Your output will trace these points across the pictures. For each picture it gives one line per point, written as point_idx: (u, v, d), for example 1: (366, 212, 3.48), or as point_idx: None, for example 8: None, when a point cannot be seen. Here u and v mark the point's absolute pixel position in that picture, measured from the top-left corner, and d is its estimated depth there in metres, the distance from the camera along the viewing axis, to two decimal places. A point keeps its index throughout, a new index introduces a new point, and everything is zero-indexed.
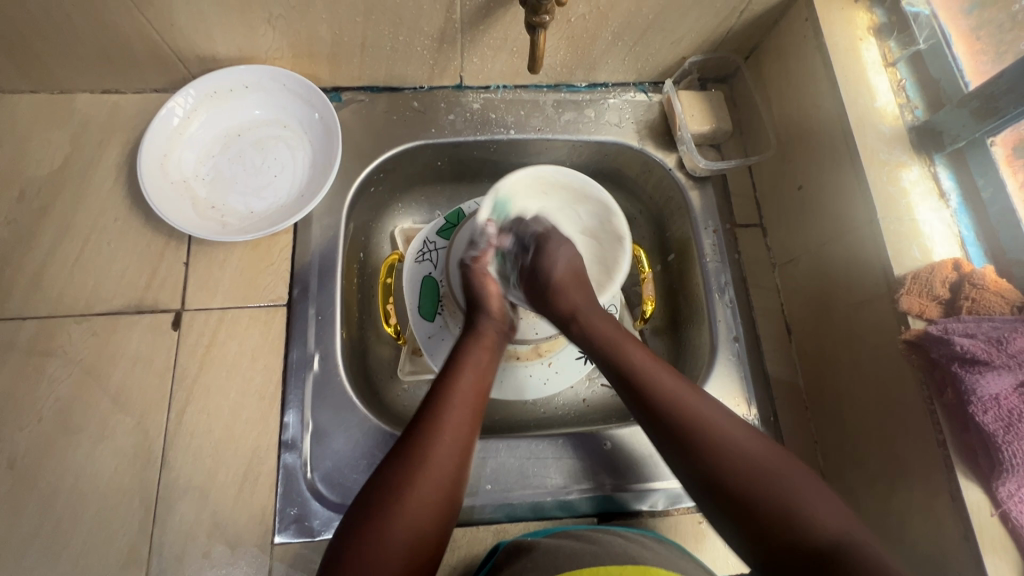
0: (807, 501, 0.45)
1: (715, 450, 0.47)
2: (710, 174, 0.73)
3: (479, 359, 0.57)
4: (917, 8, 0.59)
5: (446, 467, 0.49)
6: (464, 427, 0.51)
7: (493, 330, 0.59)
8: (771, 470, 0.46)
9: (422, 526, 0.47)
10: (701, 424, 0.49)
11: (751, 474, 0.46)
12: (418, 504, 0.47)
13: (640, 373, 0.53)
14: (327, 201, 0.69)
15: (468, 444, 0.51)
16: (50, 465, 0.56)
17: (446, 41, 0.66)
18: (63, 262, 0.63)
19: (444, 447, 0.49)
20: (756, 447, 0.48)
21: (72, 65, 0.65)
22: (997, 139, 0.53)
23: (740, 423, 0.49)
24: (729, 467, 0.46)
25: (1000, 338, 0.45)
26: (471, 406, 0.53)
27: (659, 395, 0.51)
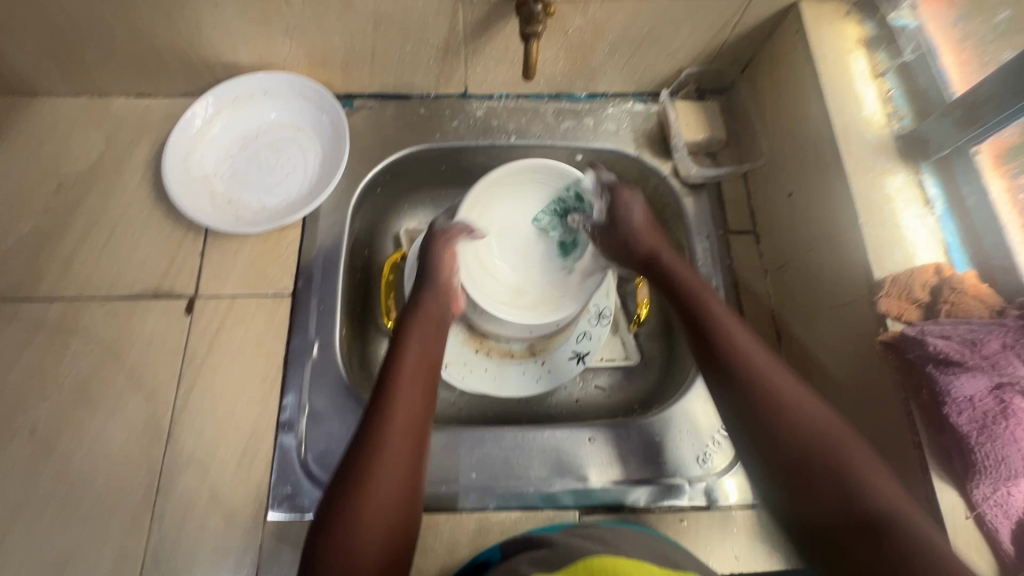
0: (868, 473, 0.45)
1: (807, 436, 0.48)
2: (704, 182, 0.75)
3: (421, 337, 0.60)
4: (904, 22, 0.61)
5: (402, 442, 0.52)
6: (413, 405, 0.54)
7: (434, 306, 0.62)
8: (839, 450, 0.47)
9: (389, 501, 0.49)
10: (781, 402, 0.50)
11: (824, 451, 0.47)
12: (381, 482, 0.50)
13: (709, 316, 0.57)
14: (335, 199, 0.73)
15: (420, 419, 0.54)
16: (67, 434, 0.60)
17: (450, 51, 0.70)
18: (91, 249, 0.68)
19: (397, 425, 0.52)
20: (826, 418, 0.49)
21: (109, 70, 0.71)
22: (982, 147, 0.54)
23: (807, 388, 0.51)
24: (805, 436, 0.48)
25: (974, 340, 0.45)
26: (419, 384, 0.57)
27: (744, 356, 0.53)
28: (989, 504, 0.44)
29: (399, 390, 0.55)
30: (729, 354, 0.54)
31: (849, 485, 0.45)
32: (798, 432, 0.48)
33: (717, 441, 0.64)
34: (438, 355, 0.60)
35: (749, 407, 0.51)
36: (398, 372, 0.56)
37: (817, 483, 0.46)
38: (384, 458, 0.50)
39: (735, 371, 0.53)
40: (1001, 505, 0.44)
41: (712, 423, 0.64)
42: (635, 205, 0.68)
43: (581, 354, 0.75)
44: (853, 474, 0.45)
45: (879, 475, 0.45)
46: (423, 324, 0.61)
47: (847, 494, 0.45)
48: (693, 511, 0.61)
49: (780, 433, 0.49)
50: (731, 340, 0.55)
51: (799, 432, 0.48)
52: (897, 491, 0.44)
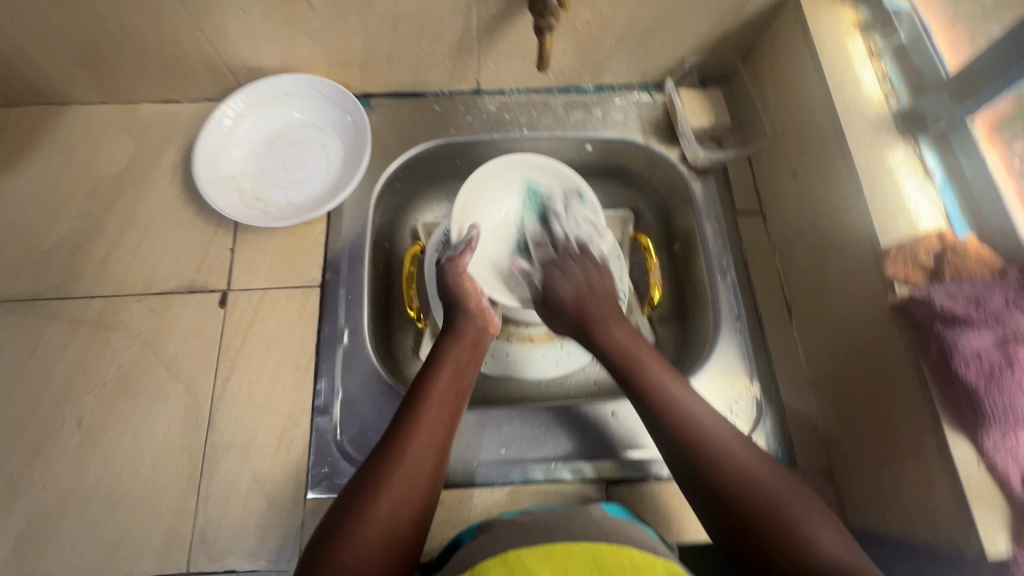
0: (815, 530, 0.48)
1: (733, 490, 0.51)
2: (711, 166, 0.78)
3: (461, 357, 0.63)
4: (898, 5, 0.64)
5: (429, 448, 0.54)
6: (446, 414, 0.57)
7: (474, 330, 0.66)
8: (776, 502, 0.49)
9: (407, 505, 0.51)
10: (714, 451, 0.53)
11: (758, 504, 0.49)
12: (405, 485, 0.52)
13: (651, 384, 0.59)
14: (357, 194, 0.76)
15: (449, 434, 0.57)
16: (111, 425, 0.63)
17: (464, 48, 0.73)
18: (126, 249, 0.71)
19: (427, 433, 0.55)
20: (763, 469, 0.52)
21: (138, 77, 0.74)
22: (977, 117, 0.57)
23: (738, 436, 0.55)
24: (735, 484, 0.51)
25: (978, 298, 0.48)
26: (453, 397, 0.59)
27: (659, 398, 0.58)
28: (1000, 451, 0.46)
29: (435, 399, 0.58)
30: (679, 417, 0.56)
31: (785, 535, 0.47)
32: (739, 486, 0.51)
33: (737, 410, 0.66)
34: (472, 377, 0.63)
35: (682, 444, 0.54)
36: (435, 384, 0.59)
37: (753, 532, 0.48)
38: (405, 459, 0.53)
39: (680, 441, 0.54)
40: (1012, 451, 0.46)
41: (731, 395, 0.67)
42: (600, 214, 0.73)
43: None
44: (800, 528, 0.48)
45: (822, 527, 0.48)
46: (462, 344, 0.65)
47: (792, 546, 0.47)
48: None
49: (722, 492, 0.51)
50: (672, 404, 0.57)
51: (731, 492, 0.51)
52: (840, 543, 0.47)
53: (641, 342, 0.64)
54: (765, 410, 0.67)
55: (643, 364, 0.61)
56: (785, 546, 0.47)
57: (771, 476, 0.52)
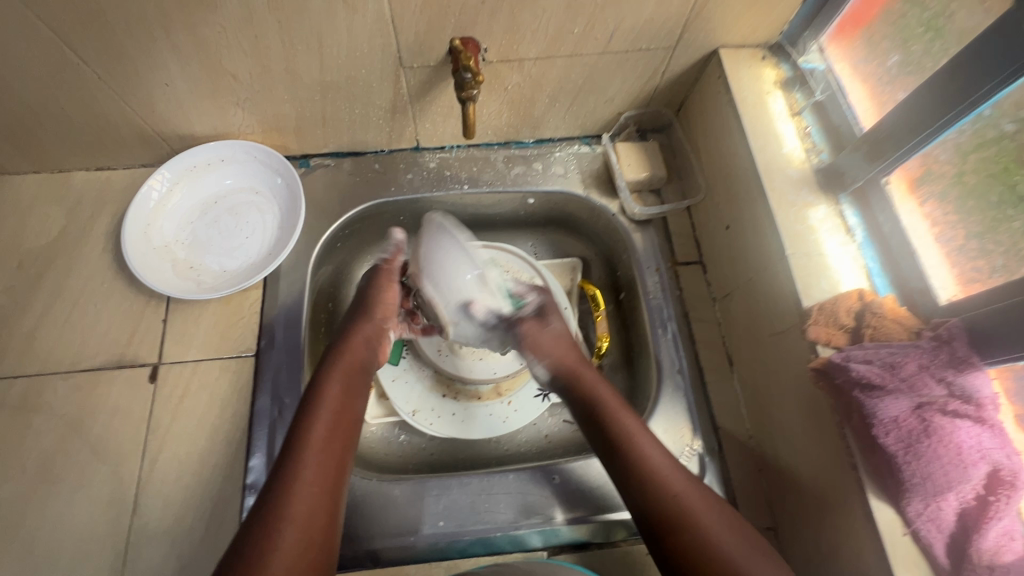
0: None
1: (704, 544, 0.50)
2: (651, 217, 0.79)
3: (345, 378, 0.60)
4: (813, 65, 0.66)
5: (322, 486, 0.51)
6: (331, 443, 0.54)
7: (360, 348, 0.64)
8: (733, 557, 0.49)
9: (305, 555, 0.47)
10: (685, 511, 0.52)
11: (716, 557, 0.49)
12: (301, 532, 0.47)
13: (629, 441, 0.57)
14: (294, 258, 0.75)
15: (342, 466, 0.54)
16: (31, 514, 0.61)
17: (398, 111, 0.73)
18: (53, 324, 0.69)
19: (317, 469, 0.51)
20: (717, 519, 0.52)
21: (68, 148, 0.73)
22: (890, 177, 0.58)
23: (691, 481, 0.55)
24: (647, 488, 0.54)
25: (893, 364, 0.48)
26: (342, 425, 0.56)
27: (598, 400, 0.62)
28: (923, 520, 0.46)
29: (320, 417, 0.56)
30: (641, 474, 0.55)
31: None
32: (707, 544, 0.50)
33: None
34: (361, 399, 0.60)
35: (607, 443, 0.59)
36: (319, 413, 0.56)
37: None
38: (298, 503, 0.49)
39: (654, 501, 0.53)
40: (934, 520, 0.46)
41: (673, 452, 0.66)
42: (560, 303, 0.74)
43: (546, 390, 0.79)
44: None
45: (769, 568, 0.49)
46: (347, 366, 0.61)
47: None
48: None
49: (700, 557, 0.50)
50: (640, 458, 0.56)
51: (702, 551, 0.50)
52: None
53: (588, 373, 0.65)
54: (707, 467, 0.65)
55: (619, 423, 0.59)
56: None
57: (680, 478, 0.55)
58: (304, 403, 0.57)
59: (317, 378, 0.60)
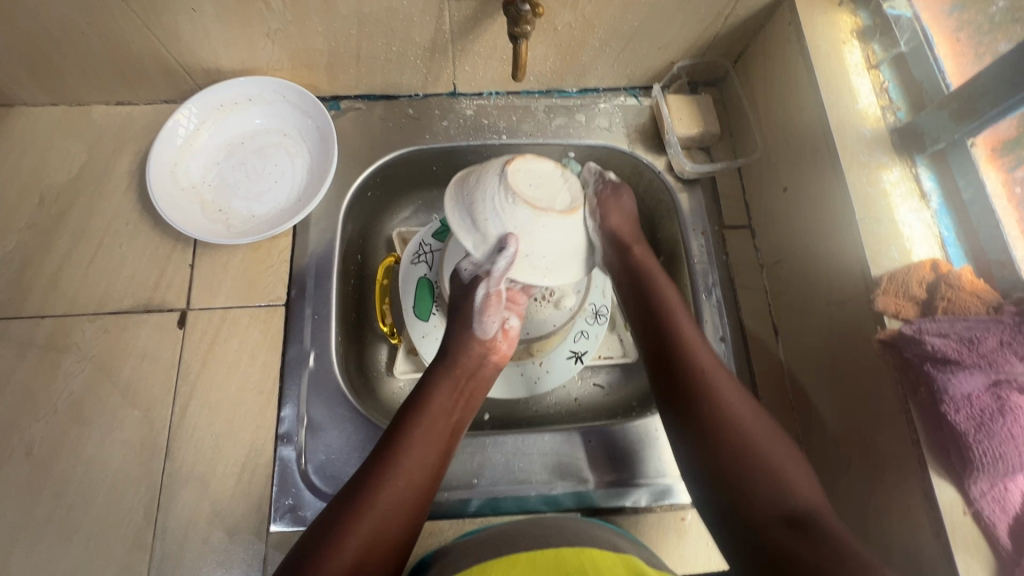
0: (789, 470, 0.49)
1: (738, 439, 0.51)
2: (699, 177, 0.75)
3: (454, 388, 0.59)
4: (899, 12, 0.60)
5: (409, 490, 0.51)
6: (424, 449, 0.54)
7: (470, 359, 0.61)
8: (759, 445, 0.50)
9: (378, 548, 0.48)
10: (712, 393, 0.54)
11: (744, 448, 0.50)
12: (379, 526, 0.48)
13: (713, 389, 0.54)
14: (325, 205, 0.72)
15: (433, 477, 0.53)
16: (64, 454, 0.60)
17: (437, 50, 0.68)
18: (78, 265, 0.67)
19: (411, 470, 0.52)
20: (754, 416, 0.53)
21: (87, 79, 0.69)
22: (978, 139, 0.53)
23: (740, 391, 0.55)
24: (722, 420, 0.52)
25: (971, 338, 0.45)
26: (445, 433, 0.56)
27: (687, 344, 0.57)
28: (988, 500, 0.45)
29: (425, 419, 0.56)
30: (700, 379, 0.55)
31: (768, 471, 0.49)
32: (743, 438, 0.51)
33: None
34: (466, 414, 0.59)
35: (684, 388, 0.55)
36: (428, 418, 0.56)
37: (745, 488, 0.49)
38: (385, 495, 0.50)
39: (705, 419, 0.53)
40: (1000, 500, 0.44)
41: None
42: (617, 211, 0.63)
43: (580, 353, 0.73)
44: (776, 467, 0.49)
45: (800, 470, 0.50)
46: (451, 375, 0.60)
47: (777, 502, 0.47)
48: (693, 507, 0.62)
49: (731, 445, 0.51)
50: (703, 353, 0.57)
51: (742, 452, 0.50)
52: (814, 487, 0.49)
53: (683, 310, 0.61)
54: None
55: (691, 346, 0.57)
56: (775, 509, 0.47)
57: (771, 436, 0.52)
58: (411, 402, 0.57)
59: (427, 378, 0.60)
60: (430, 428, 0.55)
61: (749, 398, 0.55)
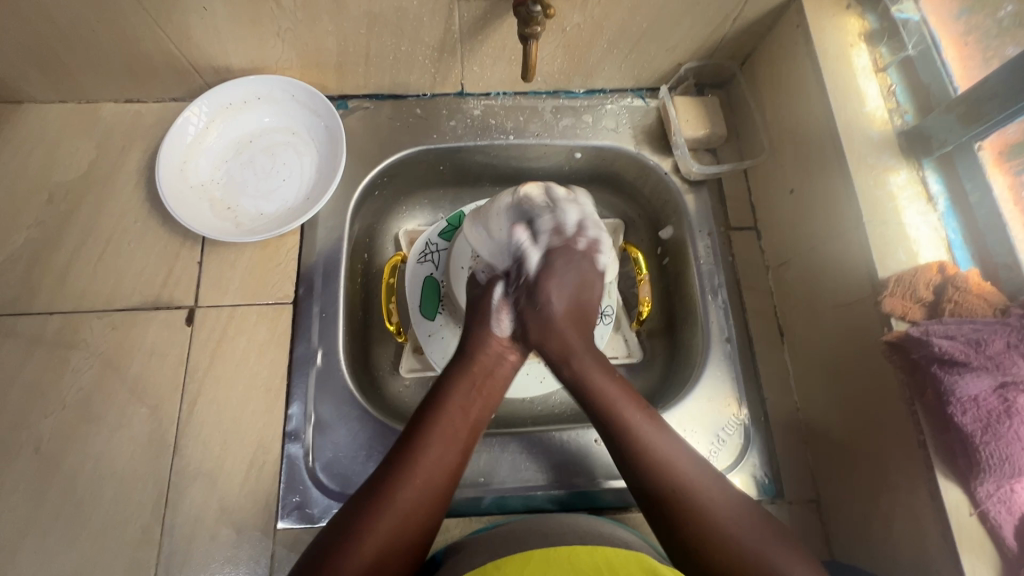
0: (778, 560, 0.48)
1: (709, 539, 0.48)
2: (705, 179, 0.75)
3: (473, 384, 0.58)
4: (907, 15, 0.60)
5: (427, 491, 0.51)
6: (441, 449, 0.53)
7: (489, 355, 0.60)
8: (751, 562, 0.47)
9: (397, 546, 0.48)
10: (689, 499, 0.50)
11: (738, 566, 0.47)
12: (398, 526, 0.49)
13: (641, 450, 0.53)
14: (333, 203, 0.72)
15: (452, 476, 0.53)
16: (72, 450, 0.60)
17: (446, 50, 0.68)
18: (86, 262, 0.67)
19: (429, 469, 0.52)
20: (751, 525, 0.50)
21: (96, 76, 0.69)
22: (985, 143, 0.54)
23: (692, 460, 0.53)
24: (712, 552, 0.48)
25: (979, 340, 0.45)
26: (461, 432, 0.55)
27: (640, 445, 0.53)
28: (994, 502, 0.45)
29: (444, 415, 0.55)
30: (630, 450, 0.53)
31: (759, 575, 0.47)
32: (702, 543, 0.48)
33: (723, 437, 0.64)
34: (486, 411, 0.58)
35: (659, 505, 0.51)
36: (444, 417, 0.55)
37: None
38: (403, 495, 0.50)
39: (656, 502, 0.51)
40: (1006, 502, 0.44)
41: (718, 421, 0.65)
42: (559, 291, 0.61)
43: None
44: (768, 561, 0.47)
45: (783, 554, 0.48)
46: (470, 371, 0.59)
47: None
48: None
49: (709, 564, 0.48)
50: (647, 451, 0.53)
51: (706, 539, 0.49)
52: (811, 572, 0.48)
53: (612, 381, 0.58)
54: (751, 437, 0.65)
55: (622, 410, 0.55)
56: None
57: (760, 534, 0.49)
58: (429, 399, 0.57)
59: (446, 374, 0.59)
60: (447, 427, 0.54)
61: (703, 464, 0.53)
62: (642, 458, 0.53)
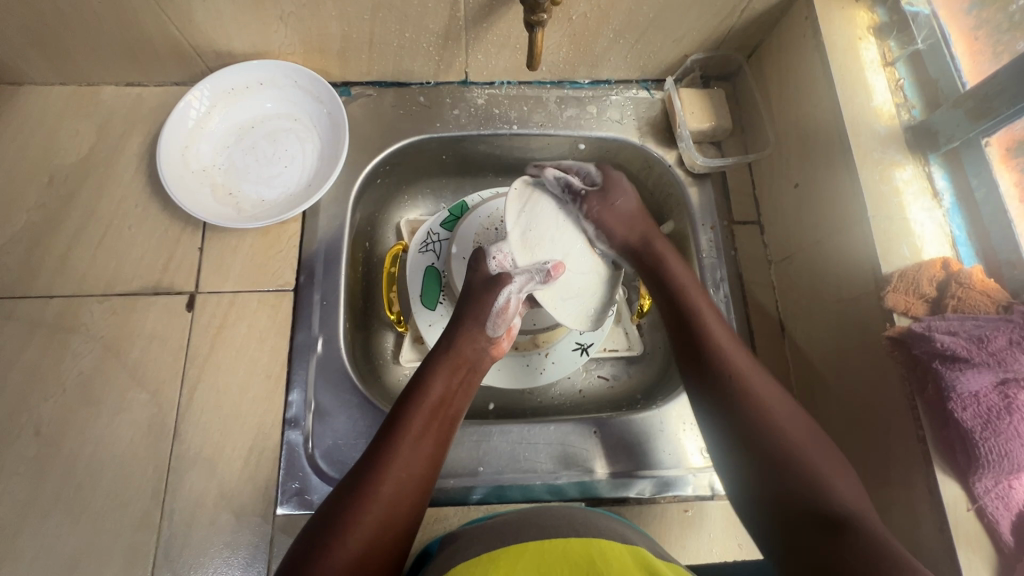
0: (820, 465, 0.49)
1: (779, 439, 0.51)
2: (709, 172, 0.74)
3: (452, 376, 0.59)
4: (917, 9, 0.59)
5: (411, 479, 0.51)
6: (423, 439, 0.54)
7: (470, 348, 0.62)
8: (795, 445, 0.50)
9: (383, 537, 0.48)
10: (757, 398, 0.53)
11: (789, 451, 0.50)
12: (384, 515, 0.49)
13: (743, 377, 0.55)
14: (335, 191, 0.71)
15: (434, 465, 0.54)
16: (72, 434, 0.60)
17: (451, 37, 0.68)
18: (86, 246, 0.67)
19: (411, 461, 0.52)
20: (796, 425, 0.52)
21: (97, 58, 0.69)
22: (992, 139, 0.53)
23: (790, 403, 0.54)
24: (775, 434, 0.51)
25: (981, 336, 0.46)
26: (442, 421, 0.56)
27: (709, 338, 0.57)
28: (992, 497, 0.45)
29: (424, 406, 0.56)
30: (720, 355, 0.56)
31: (810, 483, 0.48)
32: (775, 429, 0.51)
33: None
34: (464, 401, 0.59)
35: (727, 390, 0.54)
36: (425, 408, 0.55)
37: (790, 504, 0.48)
38: (388, 485, 0.50)
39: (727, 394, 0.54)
40: (1003, 497, 0.45)
41: None
42: (623, 193, 0.68)
43: (586, 345, 0.74)
44: (817, 471, 0.49)
45: (833, 467, 0.49)
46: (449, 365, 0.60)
47: (811, 484, 0.48)
48: (697, 500, 0.62)
49: (772, 445, 0.51)
50: (727, 351, 0.56)
51: (772, 439, 0.51)
52: (855, 490, 0.48)
53: (694, 292, 0.62)
54: None
55: (705, 321, 0.59)
56: (812, 506, 0.47)
57: (812, 442, 0.51)
58: (409, 391, 0.57)
59: (426, 365, 0.60)
60: (429, 417, 0.55)
61: (787, 397, 0.54)
62: (721, 357, 0.56)
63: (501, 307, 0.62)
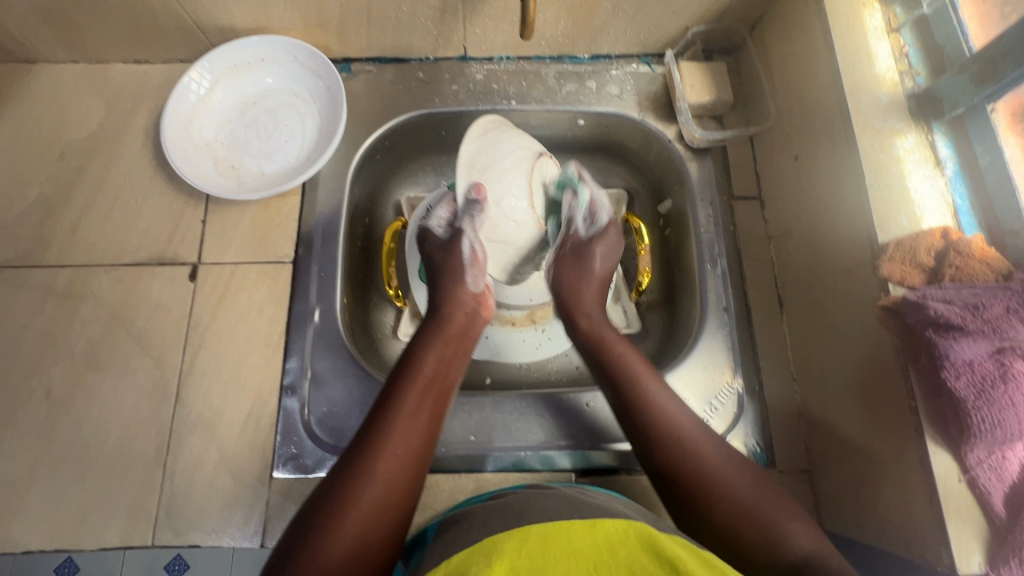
0: (781, 520, 0.47)
1: (705, 479, 0.50)
2: (709, 147, 0.74)
3: (443, 351, 0.59)
4: None
5: (409, 453, 0.51)
6: (419, 412, 0.53)
7: (460, 320, 0.62)
8: (757, 509, 0.48)
9: (384, 513, 0.47)
10: (696, 457, 0.51)
11: (738, 513, 0.48)
12: (385, 490, 0.48)
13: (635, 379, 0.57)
14: (333, 165, 0.72)
15: (430, 437, 0.53)
16: (81, 397, 0.63)
17: (448, 11, 0.68)
18: (95, 218, 0.69)
19: (409, 435, 0.51)
20: (754, 484, 0.50)
21: (105, 35, 0.70)
22: (998, 104, 0.51)
23: (727, 450, 0.53)
24: (718, 497, 0.49)
25: (977, 304, 0.44)
26: (436, 394, 0.56)
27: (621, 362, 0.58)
28: (984, 468, 0.44)
29: (418, 382, 0.55)
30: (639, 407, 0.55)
31: (764, 535, 0.46)
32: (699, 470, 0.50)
33: (716, 407, 0.64)
34: (457, 373, 0.60)
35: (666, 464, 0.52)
36: (418, 383, 0.55)
37: (742, 540, 0.47)
38: (388, 459, 0.49)
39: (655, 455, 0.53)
40: (997, 468, 0.43)
41: (710, 390, 0.65)
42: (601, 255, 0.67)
43: None
44: (769, 520, 0.47)
45: (785, 510, 0.48)
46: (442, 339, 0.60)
47: (762, 536, 0.46)
48: None
49: (688, 486, 0.50)
50: (638, 388, 0.56)
51: (698, 491, 0.49)
52: (809, 534, 0.47)
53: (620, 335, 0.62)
54: (745, 406, 0.64)
55: (640, 378, 0.57)
56: (767, 558, 0.45)
57: (763, 492, 0.49)
58: (401, 368, 0.57)
59: (417, 342, 0.60)
60: (423, 392, 0.55)
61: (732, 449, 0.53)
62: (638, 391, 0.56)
63: (472, 257, 0.64)
